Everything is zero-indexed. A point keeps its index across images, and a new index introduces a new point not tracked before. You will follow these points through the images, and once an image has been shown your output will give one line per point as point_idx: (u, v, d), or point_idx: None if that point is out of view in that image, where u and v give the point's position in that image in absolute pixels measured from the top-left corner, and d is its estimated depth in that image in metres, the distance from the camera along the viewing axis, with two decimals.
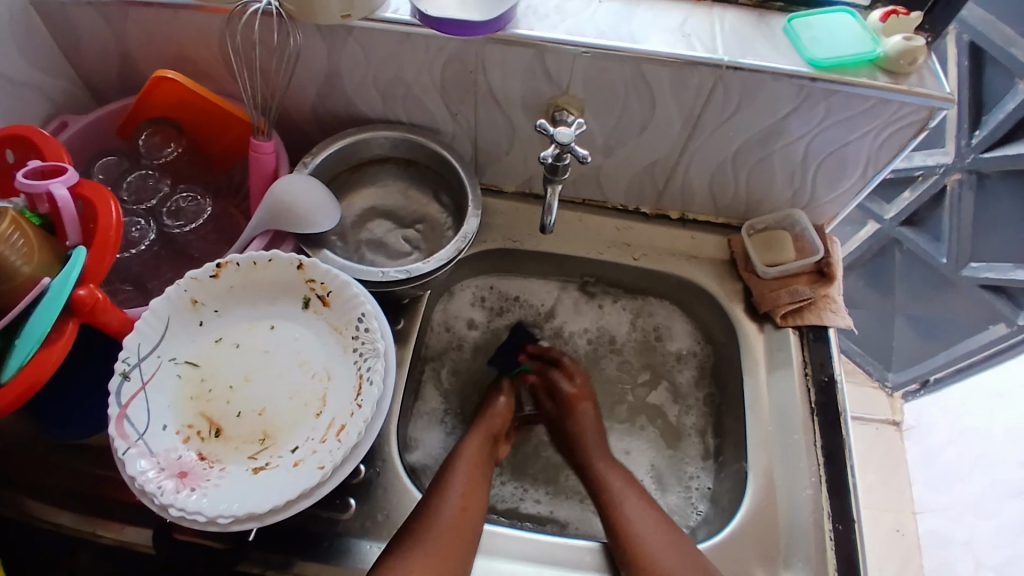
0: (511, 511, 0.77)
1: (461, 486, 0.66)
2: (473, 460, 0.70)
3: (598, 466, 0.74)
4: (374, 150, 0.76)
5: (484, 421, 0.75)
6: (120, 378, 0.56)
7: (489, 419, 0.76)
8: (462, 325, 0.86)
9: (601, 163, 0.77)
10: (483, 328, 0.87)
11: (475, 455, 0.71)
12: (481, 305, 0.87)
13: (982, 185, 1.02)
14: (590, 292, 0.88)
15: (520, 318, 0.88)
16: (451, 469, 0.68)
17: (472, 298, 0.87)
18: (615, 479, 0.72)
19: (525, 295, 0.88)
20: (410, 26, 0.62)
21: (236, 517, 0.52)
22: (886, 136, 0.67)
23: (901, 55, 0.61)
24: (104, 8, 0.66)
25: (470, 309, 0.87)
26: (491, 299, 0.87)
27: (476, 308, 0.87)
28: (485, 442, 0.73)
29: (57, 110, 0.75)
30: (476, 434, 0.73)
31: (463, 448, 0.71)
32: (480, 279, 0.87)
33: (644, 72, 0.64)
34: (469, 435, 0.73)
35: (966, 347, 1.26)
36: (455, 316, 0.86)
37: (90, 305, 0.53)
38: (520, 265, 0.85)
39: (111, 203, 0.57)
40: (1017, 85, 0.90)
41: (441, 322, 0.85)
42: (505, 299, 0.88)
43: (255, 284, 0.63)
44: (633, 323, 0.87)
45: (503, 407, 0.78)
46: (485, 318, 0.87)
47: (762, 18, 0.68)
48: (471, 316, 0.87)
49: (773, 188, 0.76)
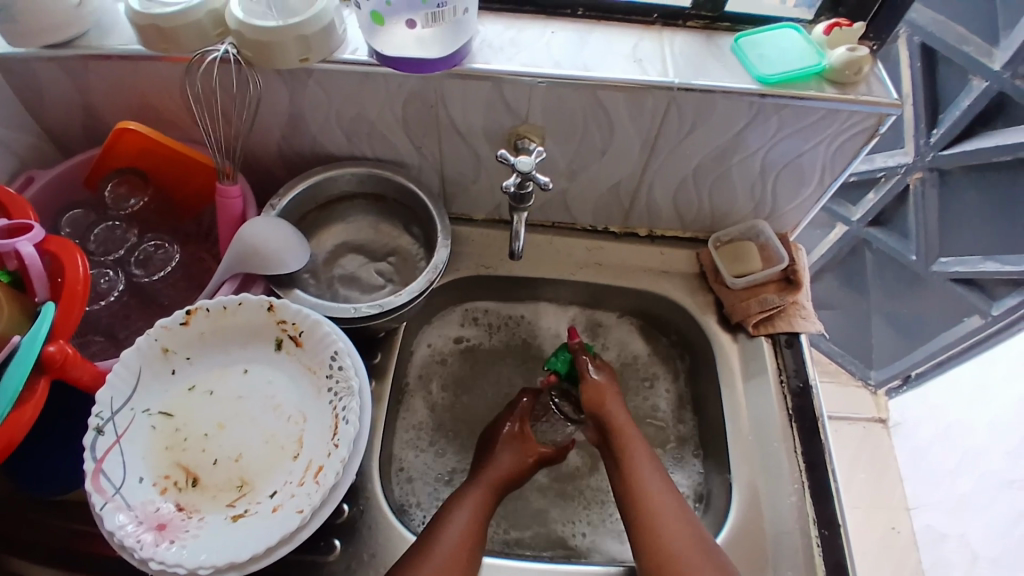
0: (537, 542, 0.76)
1: (461, 525, 0.65)
2: (478, 499, 0.69)
3: (625, 437, 0.71)
4: (341, 186, 0.77)
5: (483, 469, 0.72)
6: (94, 433, 0.55)
7: (490, 466, 0.72)
8: (450, 341, 0.87)
9: (566, 187, 0.78)
10: (473, 345, 0.87)
11: (479, 494, 0.69)
12: (477, 325, 0.88)
13: (943, 180, 1.05)
14: (575, 317, 0.89)
15: (507, 342, 0.88)
16: (455, 506, 0.67)
17: (462, 318, 0.88)
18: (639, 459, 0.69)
19: (523, 318, 0.89)
20: (369, 66, 0.64)
21: (215, 568, 0.52)
22: (839, 145, 0.69)
23: (847, 65, 0.63)
24: (64, 63, 0.67)
25: (460, 327, 0.87)
26: (484, 320, 0.88)
27: (465, 327, 0.88)
28: (492, 483, 0.71)
29: (23, 165, 0.75)
30: (481, 480, 0.71)
31: (466, 491, 0.69)
32: (473, 303, 0.88)
33: (599, 98, 0.65)
34: (470, 483, 0.71)
35: (944, 340, 1.27)
36: (440, 332, 0.87)
37: (60, 361, 0.52)
38: (509, 289, 0.86)
39: (77, 257, 0.57)
40: (969, 82, 0.93)
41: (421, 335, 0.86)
42: (501, 319, 0.88)
43: (225, 329, 0.63)
44: (609, 347, 0.88)
45: (505, 461, 0.73)
46: (475, 336, 0.88)
47: (710, 39, 0.70)
48: (459, 335, 0.87)
49: (735, 201, 0.78)
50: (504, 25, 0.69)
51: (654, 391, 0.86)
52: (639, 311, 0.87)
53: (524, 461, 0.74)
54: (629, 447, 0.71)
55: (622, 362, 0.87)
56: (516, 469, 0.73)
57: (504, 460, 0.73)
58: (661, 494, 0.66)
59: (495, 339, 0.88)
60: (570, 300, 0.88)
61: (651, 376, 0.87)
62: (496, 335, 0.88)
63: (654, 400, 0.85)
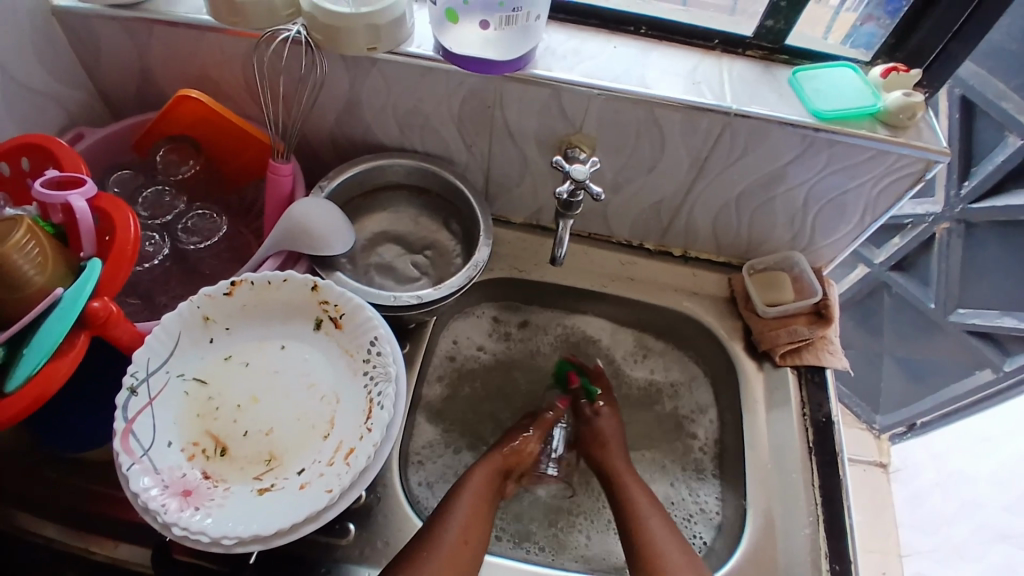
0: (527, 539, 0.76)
1: (463, 516, 0.66)
2: (477, 490, 0.70)
3: (623, 477, 0.74)
4: (389, 176, 0.78)
5: (497, 455, 0.75)
6: (128, 393, 0.55)
7: (504, 451, 0.76)
8: (470, 346, 0.87)
9: (608, 199, 0.79)
10: (491, 354, 0.88)
11: (480, 486, 0.71)
12: (501, 335, 0.88)
13: (970, 234, 1.05)
14: (610, 334, 0.89)
15: (539, 351, 0.89)
16: (456, 496, 0.68)
17: (490, 328, 0.88)
18: (639, 494, 0.72)
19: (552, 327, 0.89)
20: (433, 62, 0.65)
21: (240, 539, 0.52)
22: (883, 186, 0.69)
23: (901, 109, 0.64)
24: (131, 25, 0.68)
25: (484, 336, 0.88)
26: (510, 331, 0.89)
27: (491, 336, 0.88)
28: (489, 475, 0.72)
29: (72, 121, 0.75)
30: (488, 462, 0.74)
31: (470, 477, 0.71)
32: (510, 309, 0.89)
33: (655, 116, 0.66)
34: (478, 466, 0.73)
35: (953, 391, 1.26)
36: (465, 334, 0.87)
37: (103, 318, 0.53)
38: (541, 296, 0.87)
39: (129, 216, 0.57)
40: (1006, 138, 0.93)
41: (444, 340, 0.86)
42: (526, 329, 0.89)
43: (267, 304, 0.64)
44: (646, 378, 0.88)
45: (523, 449, 0.77)
46: (501, 346, 0.88)
47: (767, 69, 0.71)
48: (484, 343, 0.88)
49: (774, 230, 0.79)
50: (568, 35, 0.70)
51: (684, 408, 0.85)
52: (677, 332, 0.86)
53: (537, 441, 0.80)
54: (628, 488, 0.73)
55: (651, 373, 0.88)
56: (529, 449, 0.78)
57: (525, 447, 0.78)
58: (657, 534, 0.68)
59: (518, 347, 0.88)
60: (597, 314, 0.88)
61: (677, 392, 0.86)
62: (520, 343, 0.88)
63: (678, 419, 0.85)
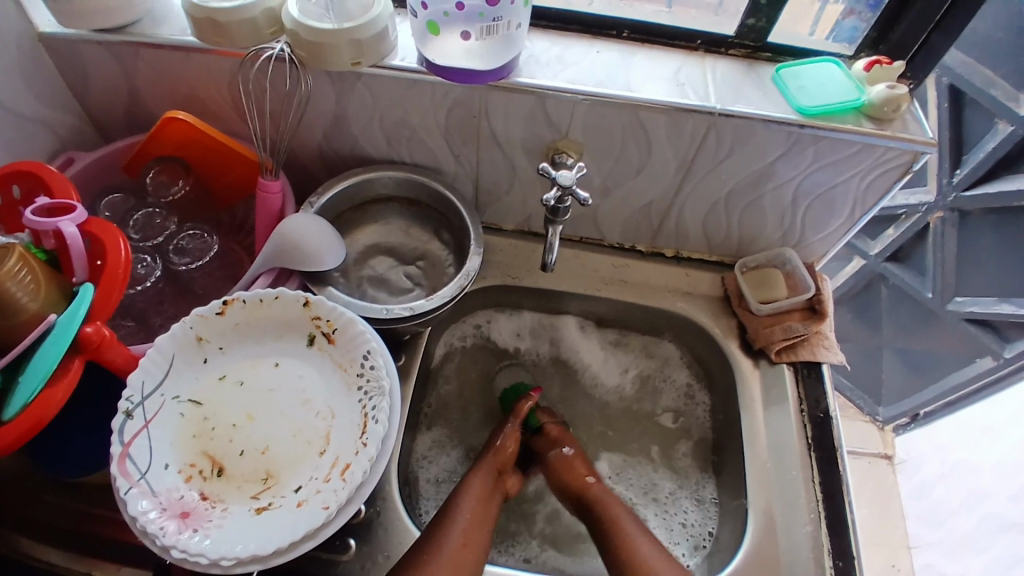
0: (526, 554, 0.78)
1: (465, 520, 0.67)
2: (479, 495, 0.71)
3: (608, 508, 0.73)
4: (379, 189, 0.78)
5: (488, 456, 0.76)
6: (124, 416, 0.55)
7: (495, 451, 0.76)
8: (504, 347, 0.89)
9: (598, 204, 0.79)
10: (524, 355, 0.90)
11: (480, 487, 0.71)
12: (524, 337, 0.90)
13: (963, 222, 1.05)
14: (628, 341, 0.89)
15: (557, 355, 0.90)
16: (458, 501, 0.69)
17: (519, 328, 0.90)
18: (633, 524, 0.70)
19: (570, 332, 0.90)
20: (417, 74, 0.65)
21: (239, 559, 0.52)
22: (871, 179, 0.69)
23: (886, 102, 0.64)
24: (115, 48, 0.68)
25: (514, 337, 0.90)
26: (530, 330, 0.90)
27: (520, 337, 0.90)
28: (489, 476, 0.73)
29: (63, 145, 0.76)
30: (483, 468, 0.74)
31: (470, 481, 0.72)
32: (526, 314, 0.89)
33: (640, 118, 0.66)
34: (475, 471, 0.73)
35: (954, 380, 1.27)
36: (496, 331, 0.89)
37: (96, 343, 0.53)
38: (553, 302, 0.86)
39: (120, 240, 0.58)
40: (996, 125, 0.93)
41: (461, 338, 0.88)
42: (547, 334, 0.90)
43: (261, 321, 0.64)
44: (651, 385, 0.89)
45: (507, 445, 0.77)
46: (529, 347, 0.90)
47: (752, 67, 0.71)
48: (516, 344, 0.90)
49: (764, 227, 0.79)
50: (551, 42, 0.71)
51: (688, 416, 0.86)
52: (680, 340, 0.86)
53: (513, 442, 0.78)
54: (617, 507, 0.72)
55: (659, 379, 0.88)
56: (511, 455, 0.77)
57: (508, 444, 0.77)
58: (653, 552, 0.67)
59: (539, 349, 0.90)
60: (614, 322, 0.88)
61: (686, 399, 0.87)
62: (541, 346, 0.90)
63: (663, 429, 0.87)
